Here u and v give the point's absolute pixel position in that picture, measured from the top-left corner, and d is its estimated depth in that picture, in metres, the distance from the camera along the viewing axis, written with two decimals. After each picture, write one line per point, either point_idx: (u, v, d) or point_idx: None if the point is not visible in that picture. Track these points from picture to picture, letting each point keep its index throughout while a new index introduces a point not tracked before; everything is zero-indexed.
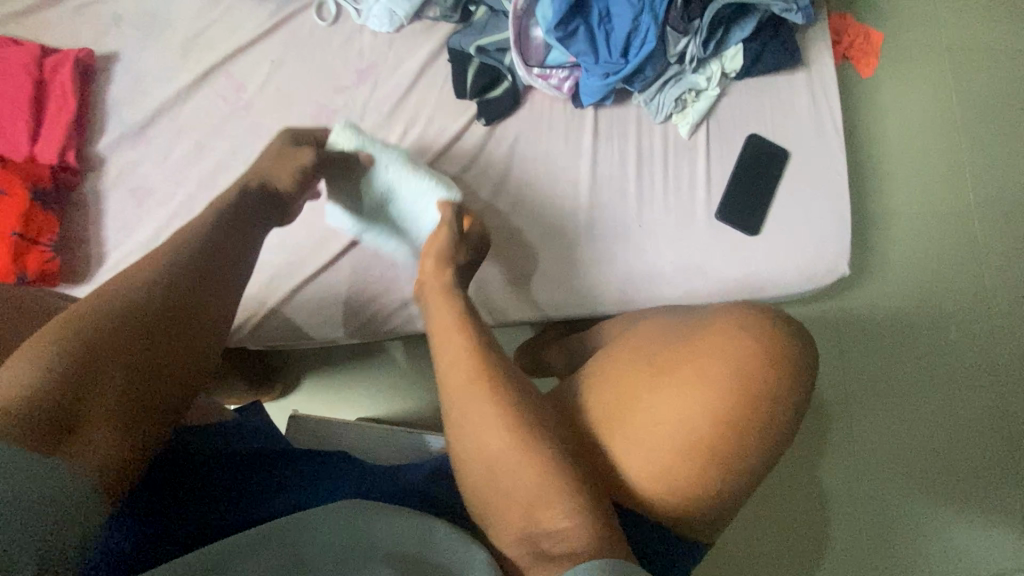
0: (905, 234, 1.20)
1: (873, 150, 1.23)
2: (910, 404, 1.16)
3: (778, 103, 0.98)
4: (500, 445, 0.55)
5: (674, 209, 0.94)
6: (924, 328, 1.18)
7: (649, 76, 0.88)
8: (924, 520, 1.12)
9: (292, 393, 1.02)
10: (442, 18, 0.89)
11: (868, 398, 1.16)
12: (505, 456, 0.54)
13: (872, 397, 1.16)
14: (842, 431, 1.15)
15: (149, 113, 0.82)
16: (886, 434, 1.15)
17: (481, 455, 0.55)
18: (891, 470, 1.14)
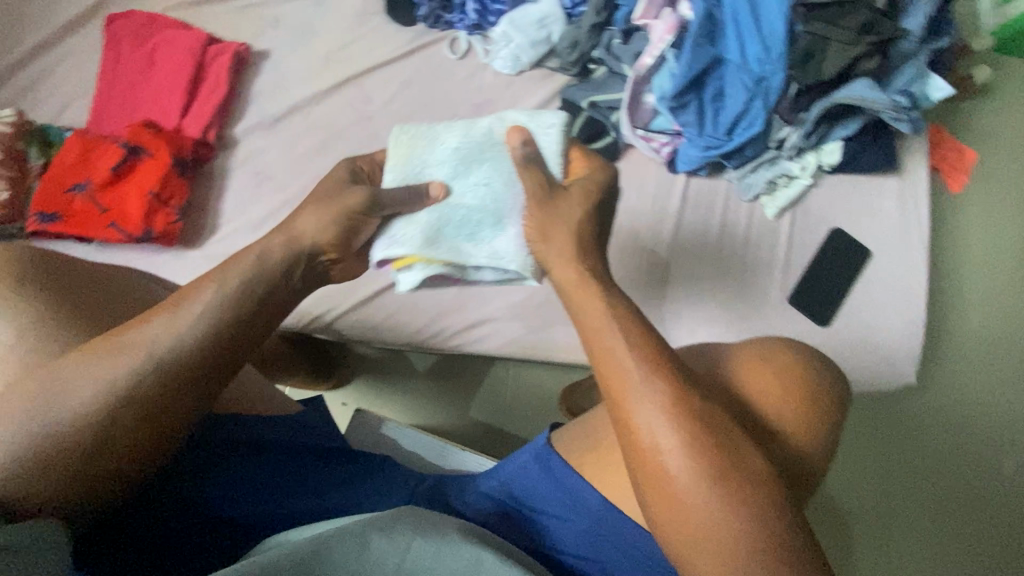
0: (975, 355, 1.17)
1: (953, 263, 1.22)
2: (952, 530, 1.11)
3: (867, 203, 1.00)
4: (687, 460, 0.51)
5: (748, 285, 0.95)
6: (981, 457, 1.13)
7: (747, 156, 0.92)
8: None
9: (344, 387, 1.05)
10: (560, 70, 0.94)
11: (907, 515, 1.12)
12: (659, 434, 0.51)
13: (913, 513, 1.12)
14: (874, 544, 1.11)
15: (286, 108, 0.90)
16: (921, 556, 1.10)
17: (670, 466, 0.51)
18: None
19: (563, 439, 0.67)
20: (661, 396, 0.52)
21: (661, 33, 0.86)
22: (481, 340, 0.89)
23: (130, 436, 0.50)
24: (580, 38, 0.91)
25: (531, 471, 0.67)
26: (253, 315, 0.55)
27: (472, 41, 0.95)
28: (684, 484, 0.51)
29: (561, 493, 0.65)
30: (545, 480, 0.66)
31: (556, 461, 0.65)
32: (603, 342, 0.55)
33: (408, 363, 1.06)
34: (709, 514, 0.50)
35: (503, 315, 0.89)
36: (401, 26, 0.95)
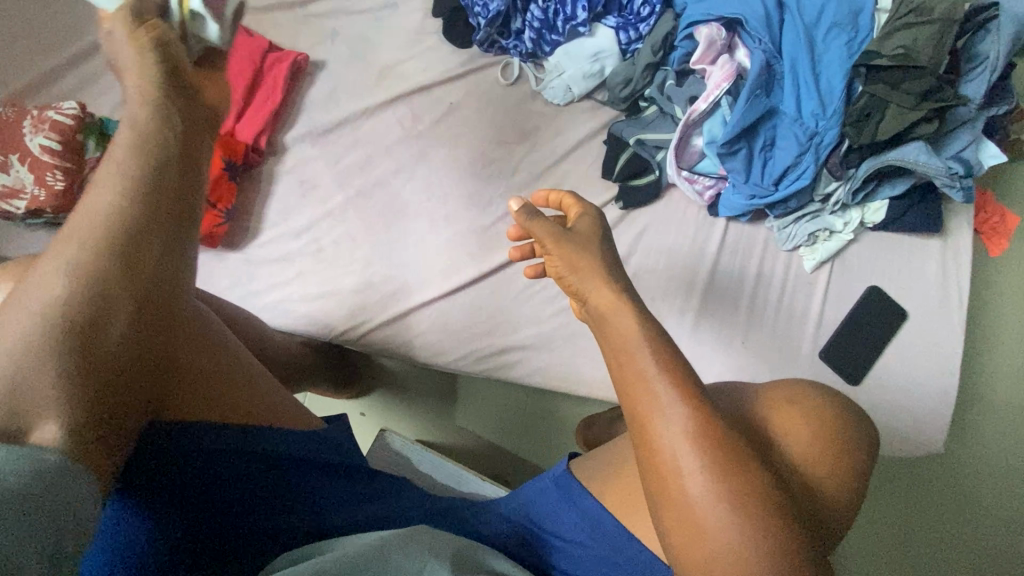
0: (1004, 426, 1.14)
1: (989, 328, 1.19)
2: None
3: (906, 264, 0.98)
4: (703, 491, 0.49)
5: (779, 335, 0.94)
6: (1004, 535, 1.11)
7: (790, 207, 0.92)
8: None
9: (365, 396, 1.06)
10: (610, 105, 0.95)
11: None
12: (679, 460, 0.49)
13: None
14: None
15: (337, 120, 0.92)
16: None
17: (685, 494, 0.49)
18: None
19: (587, 470, 0.67)
20: (690, 410, 0.50)
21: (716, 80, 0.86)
22: (508, 366, 0.90)
23: (129, 349, 0.47)
24: (634, 76, 0.91)
25: (551, 496, 0.67)
26: (180, 174, 0.52)
27: (524, 68, 0.96)
28: (701, 509, 0.49)
29: (579, 524, 0.65)
30: (564, 508, 0.66)
31: (577, 489, 0.65)
32: (630, 346, 0.53)
33: (429, 378, 1.06)
34: (728, 539, 0.48)
35: (531, 344, 0.89)
36: (457, 48, 0.96)
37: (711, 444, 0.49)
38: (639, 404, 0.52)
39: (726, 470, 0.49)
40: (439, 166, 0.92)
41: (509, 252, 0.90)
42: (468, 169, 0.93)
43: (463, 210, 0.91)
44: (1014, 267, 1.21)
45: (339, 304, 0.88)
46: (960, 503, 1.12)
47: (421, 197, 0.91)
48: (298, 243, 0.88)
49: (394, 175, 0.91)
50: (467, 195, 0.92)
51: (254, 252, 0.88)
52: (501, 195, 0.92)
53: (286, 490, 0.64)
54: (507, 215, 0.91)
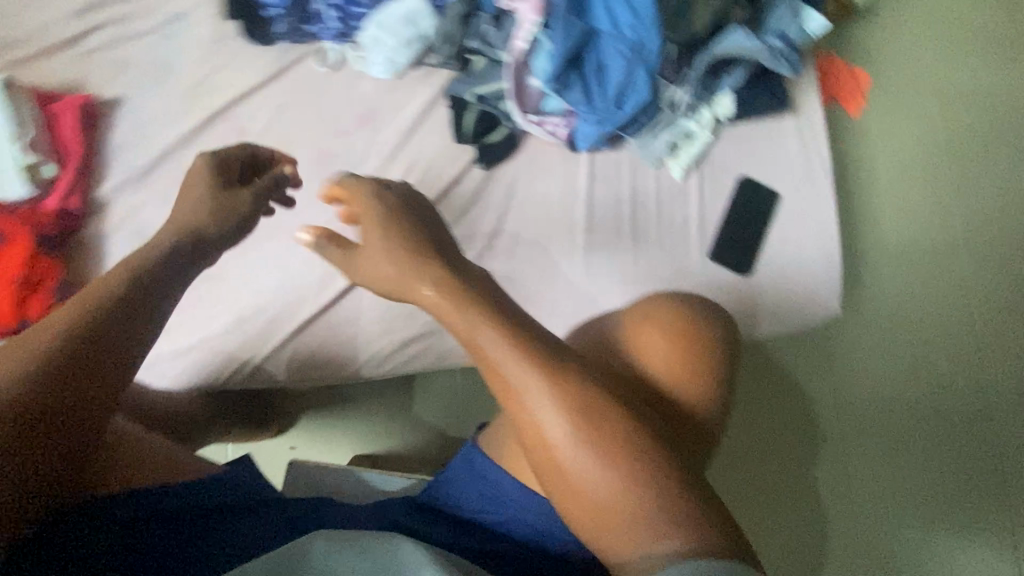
0: (895, 272, 1.23)
1: (857, 187, 1.28)
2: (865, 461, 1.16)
3: (768, 147, 1.01)
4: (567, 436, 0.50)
5: (666, 249, 0.96)
6: (925, 370, 1.19)
7: (642, 123, 0.93)
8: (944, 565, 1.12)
9: (286, 431, 1.01)
10: (442, 66, 0.91)
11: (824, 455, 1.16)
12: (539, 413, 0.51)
13: (826, 448, 1.17)
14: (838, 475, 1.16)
15: (154, 157, 0.84)
16: (830, 492, 1.15)
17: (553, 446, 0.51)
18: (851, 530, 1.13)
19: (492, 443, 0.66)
20: (543, 377, 0.51)
21: (530, 14, 0.84)
22: (412, 358, 0.87)
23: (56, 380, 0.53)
24: (452, 30, 0.88)
25: (462, 476, 0.66)
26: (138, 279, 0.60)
27: (342, 51, 0.90)
28: (578, 462, 0.50)
29: (494, 494, 0.63)
30: (476, 481, 0.65)
31: (483, 462, 0.65)
32: (470, 324, 0.53)
33: (348, 394, 1.01)
34: (612, 482, 0.49)
35: (430, 331, 0.86)
36: (263, 47, 0.89)
37: (572, 400, 0.50)
38: (498, 389, 0.52)
39: (592, 420, 0.50)
40: None
41: None
42: (313, 172, 0.87)
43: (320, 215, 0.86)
44: (867, 125, 1.29)
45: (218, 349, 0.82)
46: (833, 366, 1.19)
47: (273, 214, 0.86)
48: None
49: None
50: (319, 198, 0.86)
51: None
52: None
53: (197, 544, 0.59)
54: None
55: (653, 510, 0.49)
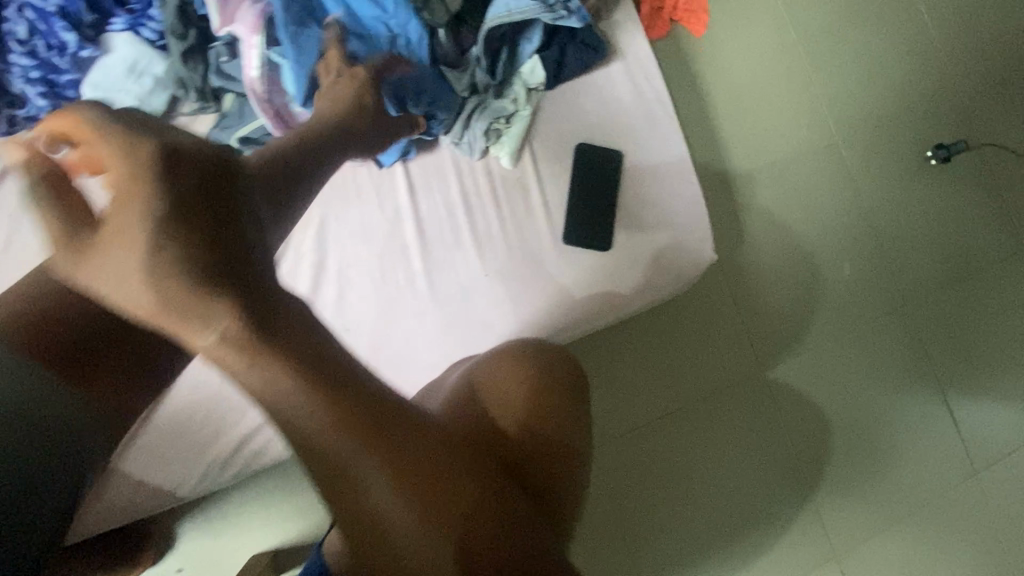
0: (774, 189, 1.22)
1: (720, 110, 1.22)
2: (726, 415, 1.16)
3: (599, 102, 0.91)
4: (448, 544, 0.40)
5: (518, 246, 0.86)
6: (825, 275, 1.22)
7: (446, 118, 0.82)
8: (874, 449, 1.20)
9: (171, 553, 0.91)
10: (200, 112, 0.76)
11: (690, 419, 1.15)
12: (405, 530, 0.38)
13: (693, 412, 1.15)
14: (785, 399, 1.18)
15: None
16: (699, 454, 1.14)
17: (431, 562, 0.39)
18: (723, 481, 1.14)
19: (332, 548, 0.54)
20: (392, 455, 0.36)
21: (253, 36, 0.70)
22: (262, 450, 0.76)
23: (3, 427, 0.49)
24: (182, 73, 0.73)
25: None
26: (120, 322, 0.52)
27: None
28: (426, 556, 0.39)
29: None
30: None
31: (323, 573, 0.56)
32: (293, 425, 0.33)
33: (226, 494, 0.91)
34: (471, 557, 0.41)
35: (271, 415, 0.76)
36: None
37: (428, 482, 0.38)
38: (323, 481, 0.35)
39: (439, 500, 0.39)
40: None
41: None
42: None
43: None
44: (710, 43, 1.23)
45: None
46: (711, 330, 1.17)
47: None
48: None
49: None
50: None
51: None
52: None
53: None
54: None
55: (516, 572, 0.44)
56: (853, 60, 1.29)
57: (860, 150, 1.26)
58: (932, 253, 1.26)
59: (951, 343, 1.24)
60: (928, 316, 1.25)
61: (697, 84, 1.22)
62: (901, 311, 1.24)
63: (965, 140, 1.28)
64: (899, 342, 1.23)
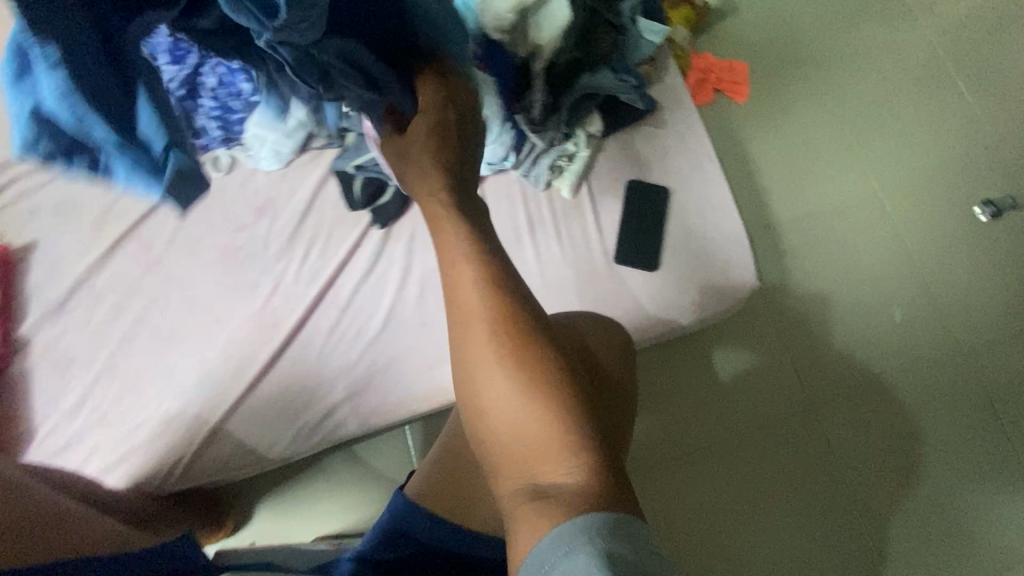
0: (818, 237, 1.30)
1: (762, 166, 1.34)
2: (779, 445, 1.17)
3: (648, 147, 1.05)
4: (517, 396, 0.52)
5: (574, 262, 0.99)
6: (879, 317, 1.25)
7: (519, 154, 0.97)
8: (942, 499, 1.15)
9: (247, 526, 0.99)
10: (327, 146, 0.98)
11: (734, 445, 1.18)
12: (494, 374, 0.53)
13: (743, 441, 1.18)
14: (840, 428, 1.19)
15: (70, 288, 0.89)
16: (751, 483, 1.16)
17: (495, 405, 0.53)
18: (776, 513, 1.15)
19: (422, 491, 0.73)
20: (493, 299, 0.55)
21: None
22: (345, 419, 0.88)
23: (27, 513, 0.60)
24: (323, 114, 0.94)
25: (399, 522, 0.70)
26: None
27: (233, 154, 0.98)
28: (499, 410, 0.53)
29: (430, 529, 0.69)
30: (411, 524, 0.70)
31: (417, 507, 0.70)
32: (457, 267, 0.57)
33: (300, 476, 1.01)
34: (527, 422, 0.52)
35: (355, 389, 0.88)
36: None
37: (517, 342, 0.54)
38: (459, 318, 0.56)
39: (532, 364, 0.53)
40: (191, 279, 0.91)
41: (294, 318, 0.90)
42: (222, 267, 0.92)
43: (232, 304, 0.90)
44: (752, 109, 1.38)
45: (149, 455, 0.84)
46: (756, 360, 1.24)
47: (189, 315, 0.90)
48: (81, 421, 0.84)
49: (151, 308, 0.89)
50: (230, 289, 0.91)
51: (41, 454, 0.82)
52: (264, 273, 0.92)
53: None
54: (276, 287, 0.91)
55: (556, 444, 0.51)
56: (894, 127, 1.39)
57: (907, 205, 1.33)
58: (993, 305, 1.25)
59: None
60: (996, 369, 1.22)
61: (740, 143, 1.36)
62: (965, 360, 1.22)
63: (1014, 196, 1.31)
64: (964, 389, 1.21)
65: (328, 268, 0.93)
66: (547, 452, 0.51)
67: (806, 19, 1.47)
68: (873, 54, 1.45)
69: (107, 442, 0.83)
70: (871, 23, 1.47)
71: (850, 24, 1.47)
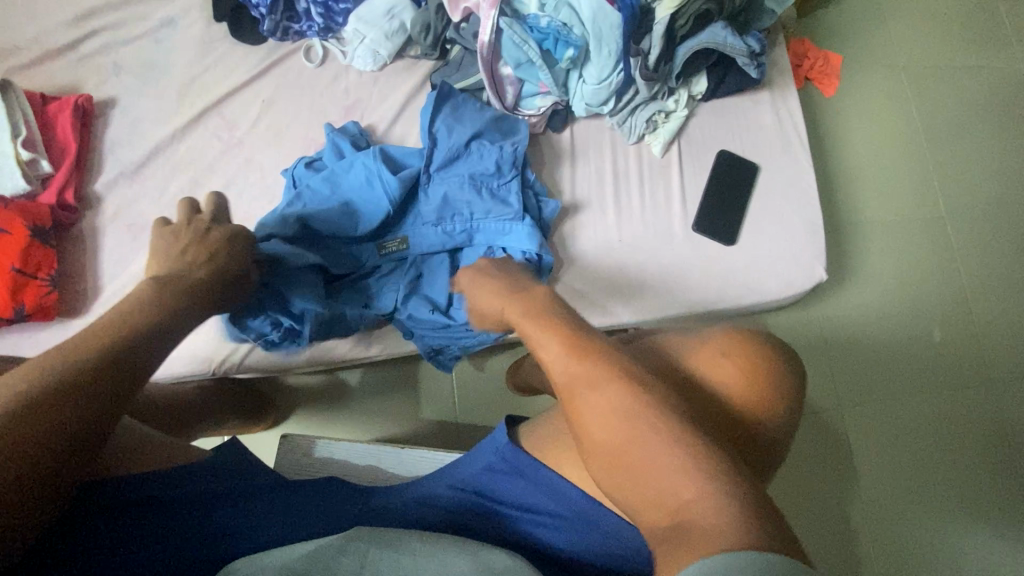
0: (876, 248, 1.30)
1: (834, 167, 1.34)
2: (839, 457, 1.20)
3: (745, 123, 1.03)
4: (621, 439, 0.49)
5: (652, 223, 0.97)
6: (919, 336, 1.27)
7: (620, 102, 0.95)
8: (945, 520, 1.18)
9: (284, 423, 1.00)
10: (424, 57, 0.93)
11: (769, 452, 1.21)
12: (596, 418, 0.51)
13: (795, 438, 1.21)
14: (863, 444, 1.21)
15: (147, 153, 0.86)
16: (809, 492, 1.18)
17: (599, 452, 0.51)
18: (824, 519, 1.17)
19: (528, 437, 0.65)
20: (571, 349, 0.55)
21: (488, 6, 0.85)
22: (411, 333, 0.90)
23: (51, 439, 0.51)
24: (430, 21, 0.90)
25: (501, 472, 0.65)
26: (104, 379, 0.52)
27: (328, 47, 0.93)
28: (628, 456, 0.48)
29: (532, 491, 0.63)
30: (515, 482, 0.64)
31: (525, 462, 0.63)
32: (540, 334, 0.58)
33: (344, 386, 1.02)
34: (660, 471, 0.47)
35: None
36: (252, 46, 0.92)
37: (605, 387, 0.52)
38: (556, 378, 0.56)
39: (625, 402, 0.50)
40: (270, 168, 0.88)
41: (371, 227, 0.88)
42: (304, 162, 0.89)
43: None
44: (835, 107, 1.36)
45: (212, 333, 0.84)
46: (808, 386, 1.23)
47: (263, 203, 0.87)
48: None
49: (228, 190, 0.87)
50: None
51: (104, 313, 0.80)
52: None
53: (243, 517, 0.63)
54: None
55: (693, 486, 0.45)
56: (970, 149, 1.38)
57: (967, 229, 1.33)
58: None
59: None
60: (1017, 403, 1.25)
61: (817, 140, 1.34)
62: (990, 390, 1.25)
63: None
64: (985, 420, 1.24)
65: None
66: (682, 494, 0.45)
67: (907, 23, 1.44)
68: (966, 72, 1.42)
69: None
70: (969, 43, 1.44)
71: (950, 38, 1.44)
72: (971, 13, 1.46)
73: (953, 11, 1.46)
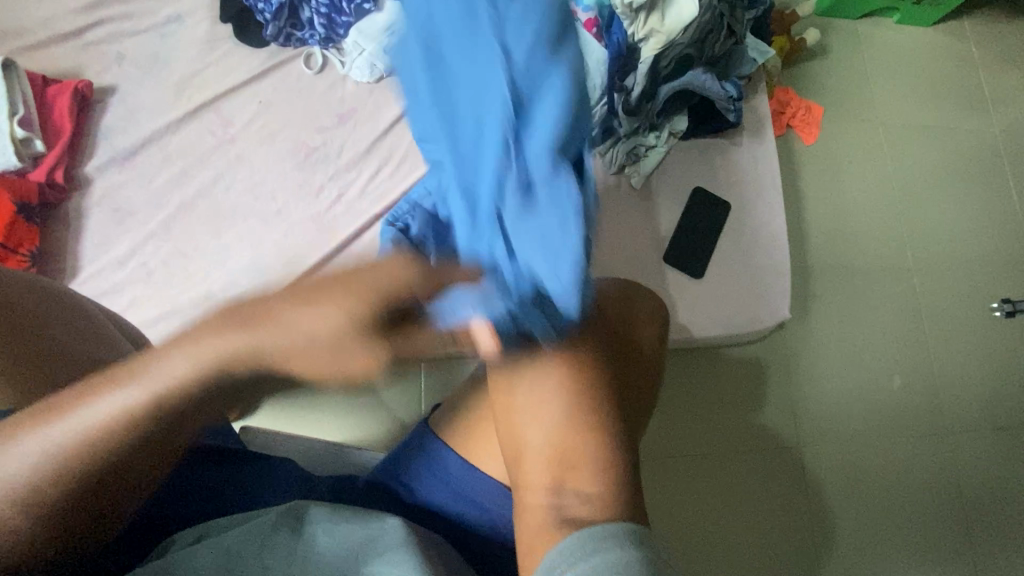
0: (843, 291, 1.35)
1: (809, 210, 1.39)
2: (764, 476, 1.23)
3: (723, 162, 1.07)
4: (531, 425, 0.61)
5: (625, 250, 1.01)
6: (880, 381, 1.31)
7: (602, 133, 0.98)
8: (891, 561, 1.21)
9: (248, 417, 1.01)
10: None
11: (722, 466, 1.23)
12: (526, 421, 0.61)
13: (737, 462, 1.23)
14: (823, 481, 1.24)
15: (140, 141, 0.89)
16: (738, 504, 1.21)
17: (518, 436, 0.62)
18: (754, 535, 1.20)
19: (447, 421, 0.68)
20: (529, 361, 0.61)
21: None
22: None
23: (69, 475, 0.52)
24: None
25: (419, 454, 0.67)
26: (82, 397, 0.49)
27: (327, 56, 0.96)
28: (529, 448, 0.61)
29: (447, 475, 0.66)
30: (427, 463, 0.67)
31: (444, 444, 0.66)
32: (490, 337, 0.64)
33: None
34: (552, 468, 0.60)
35: None
36: (255, 49, 0.95)
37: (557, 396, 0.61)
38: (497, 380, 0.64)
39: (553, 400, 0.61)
40: (261, 168, 0.90)
41: (355, 228, 0.88)
42: (292, 163, 0.90)
43: (296, 203, 0.89)
44: (816, 154, 1.42)
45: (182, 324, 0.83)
46: (786, 408, 1.27)
47: (250, 200, 0.88)
48: (125, 272, 0.84)
49: (216, 183, 0.89)
50: (296, 188, 0.89)
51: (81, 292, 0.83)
52: (332, 180, 0.90)
53: (196, 482, 0.65)
54: (340, 199, 0.89)
55: (579, 467, 0.60)
56: (940, 205, 1.44)
57: (930, 282, 1.38)
58: (983, 395, 1.32)
59: (985, 487, 1.27)
60: (966, 457, 1.28)
61: (794, 184, 1.40)
62: (941, 439, 1.29)
63: None
64: (938, 465, 1.27)
65: (398, 191, 0.90)
66: (565, 467, 0.60)
67: (890, 83, 1.50)
68: (943, 134, 1.49)
69: (148, 298, 0.84)
70: (948, 104, 1.51)
71: (929, 98, 1.51)
72: (951, 78, 1.53)
73: (934, 75, 1.52)
